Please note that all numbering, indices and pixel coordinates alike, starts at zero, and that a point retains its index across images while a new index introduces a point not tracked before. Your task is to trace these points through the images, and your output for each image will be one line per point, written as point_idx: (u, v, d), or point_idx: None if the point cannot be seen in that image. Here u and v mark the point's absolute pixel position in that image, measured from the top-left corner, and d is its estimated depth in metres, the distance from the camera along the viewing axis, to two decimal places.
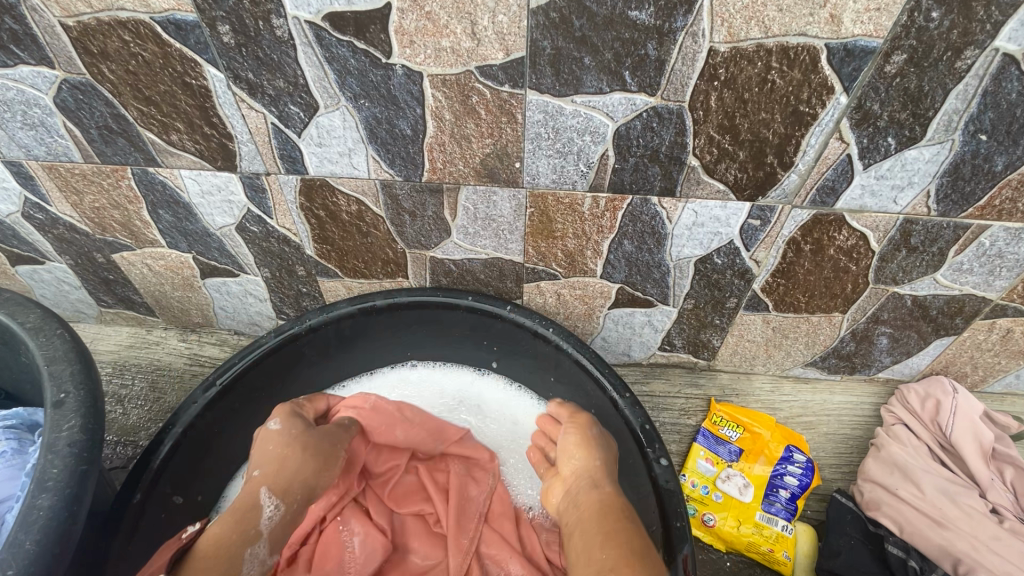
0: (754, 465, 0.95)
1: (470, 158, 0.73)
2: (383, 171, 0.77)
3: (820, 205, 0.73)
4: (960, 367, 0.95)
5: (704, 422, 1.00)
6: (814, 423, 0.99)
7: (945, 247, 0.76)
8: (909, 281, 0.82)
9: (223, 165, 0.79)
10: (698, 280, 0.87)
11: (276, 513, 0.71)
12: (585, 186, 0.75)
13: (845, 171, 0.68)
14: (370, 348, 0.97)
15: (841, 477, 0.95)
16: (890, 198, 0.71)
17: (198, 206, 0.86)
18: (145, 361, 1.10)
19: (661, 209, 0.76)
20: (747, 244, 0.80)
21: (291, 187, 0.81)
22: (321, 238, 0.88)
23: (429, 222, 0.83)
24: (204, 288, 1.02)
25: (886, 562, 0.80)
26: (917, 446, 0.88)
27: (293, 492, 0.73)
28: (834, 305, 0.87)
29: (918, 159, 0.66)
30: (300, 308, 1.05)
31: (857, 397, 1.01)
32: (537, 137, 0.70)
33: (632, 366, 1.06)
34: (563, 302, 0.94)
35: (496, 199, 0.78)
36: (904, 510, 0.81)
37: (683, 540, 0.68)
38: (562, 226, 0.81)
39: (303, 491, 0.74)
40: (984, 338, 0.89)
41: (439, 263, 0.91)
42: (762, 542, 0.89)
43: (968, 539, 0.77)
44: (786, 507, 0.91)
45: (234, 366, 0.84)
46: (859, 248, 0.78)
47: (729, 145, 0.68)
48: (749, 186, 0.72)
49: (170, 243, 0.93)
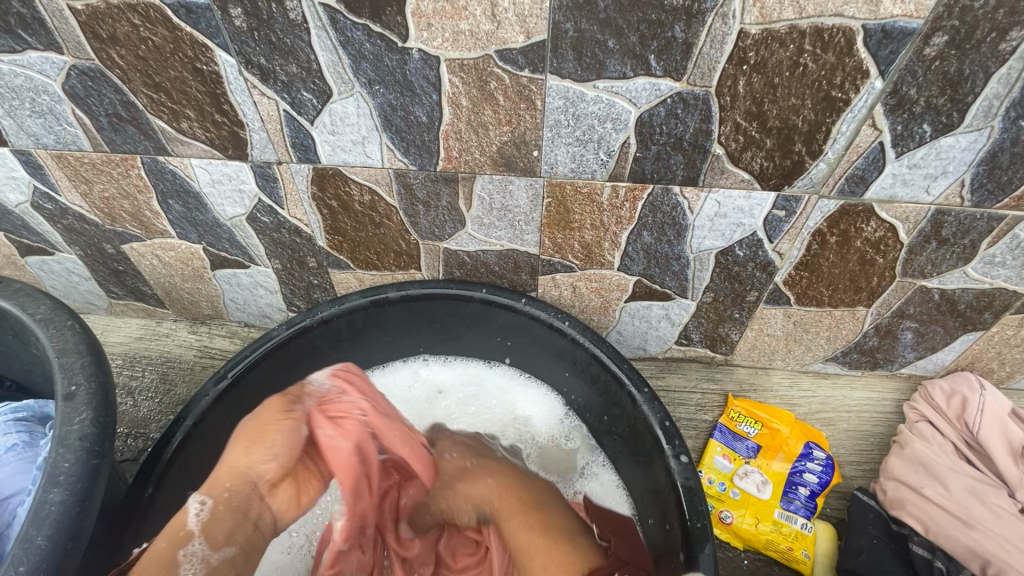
0: (773, 462, 0.93)
1: (487, 147, 0.71)
2: (397, 160, 0.75)
3: (849, 195, 0.70)
4: (986, 363, 0.92)
5: (721, 418, 0.98)
6: (834, 419, 0.97)
7: (977, 239, 0.74)
8: (938, 274, 0.79)
9: (233, 153, 0.77)
10: (719, 273, 0.84)
11: (203, 510, 0.62)
12: (605, 175, 0.73)
13: (877, 159, 0.66)
14: (382, 342, 0.95)
15: (862, 475, 0.93)
16: (922, 188, 0.69)
17: (208, 196, 0.84)
18: (155, 353, 1.09)
19: (683, 199, 0.74)
20: (770, 235, 0.77)
21: (303, 176, 0.79)
22: (333, 229, 0.87)
23: (443, 213, 0.81)
24: (214, 279, 1.01)
25: (910, 561, 0.78)
26: (942, 443, 0.86)
27: (218, 485, 0.65)
28: (859, 299, 0.85)
29: (954, 146, 0.64)
30: (311, 300, 1.03)
31: (878, 393, 0.98)
32: (557, 125, 0.68)
33: (648, 361, 1.04)
34: (579, 295, 0.92)
35: (512, 189, 0.76)
36: (929, 510, 0.79)
37: (703, 539, 0.66)
38: (580, 217, 0.79)
39: (234, 482, 0.65)
40: (1014, 333, 0.86)
41: (452, 255, 0.89)
42: (782, 540, 0.87)
43: (997, 540, 0.75)
44: (805, 505, 0.89)
45: (246, 358, 0.83)
46: (887, 239, 0.76)
47: (756, 133, 0.65)
48: (775, 175, 0.69)
49: (181, 234, 0.92)
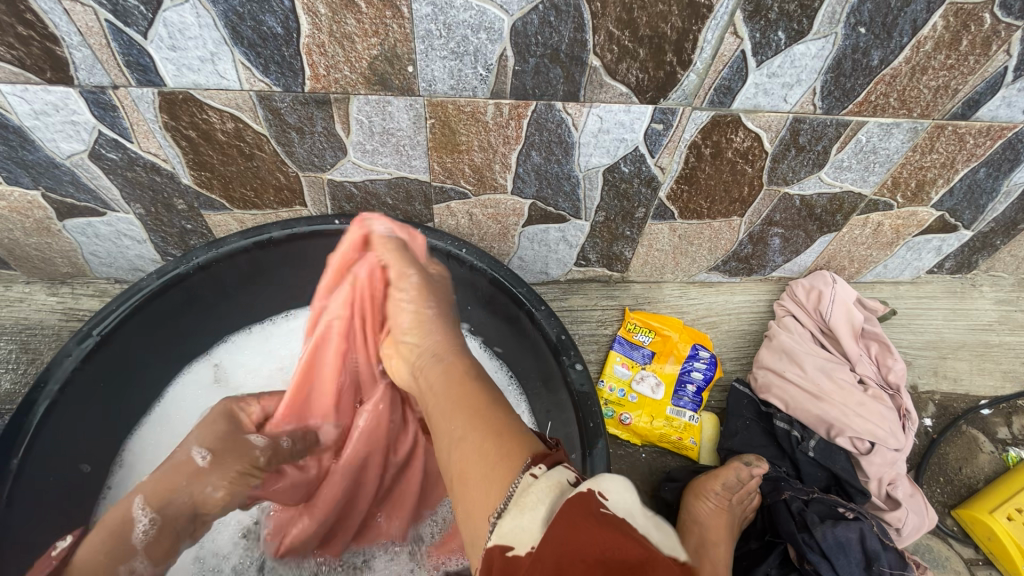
0: (665, 365, 1.02)
1: (356, 62, 0.66)
2: (257, 81, 0.68)
3: (718, 106, 0.73)
4: (840, 261, 1.05)
5: (619, 331, 1.05)
6: (717, 322, 1.07)
7: (829, 145, 0.81)
8: (798, 181, 0.87)
9: (54, 77, 0.66)
10: (608, 191, 0.87)
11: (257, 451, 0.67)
12: (486, 92, 0.70)
13: (740, 69, 0.69)
14: (278, 287, 0.91)
15: (741, 368, 1.04)
16: (780, 97, 0.73)
17: (33, 130, 0.72)
18: (8, 320, 0.96)
19: (566, 115, 0.74)
20: (651, 149, 0.80)
21: (148, 103, 0.69)
22: (197, 164, 0.78)
23: (321, 139, 0.76)
24: (65, 231, 0.89)
25: (773, 434, 0.91)
26: (801, 333, 0.97)
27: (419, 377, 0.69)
28: (733, 209, 0.92)
29: (805, 54, 0.68)
30: (189, 248, 0.95)
31: (754, 295, 1.09)
32: (428, 36, 0.64)
33: (551, 284, 1.08)
34: (477, 223, 0.92)
35: (391, 110, 0.72)
36: (789, 389, 0.91)
37: (596, 436, 0.72)
38: (466, 138, 0.76)
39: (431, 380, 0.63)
40: (860, 232, 0.98)
41: (338, 186, 0.84)
42: (672, 432, 0.97)
43: (840, 408, 0.88)
44: (692, 399, 0.99)
45: (113, 314, 0.75)
46: (754, 149, 0.81)
47: (629, 42, 0.65)
48: (651, 88, 0.71)
49: (9, 178, 0.79)
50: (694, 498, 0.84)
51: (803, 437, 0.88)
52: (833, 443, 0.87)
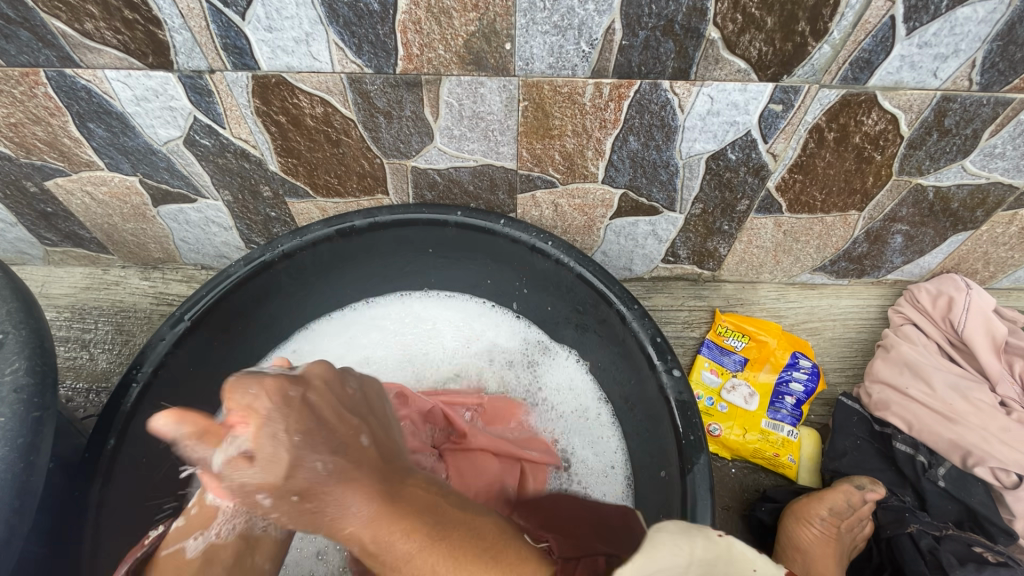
0: (760, 374, 0.93)
1: (452, 40, 0.62)
2: (349, 62, 0.65)
3: (852, 83, 0.64)
4: (971, 264, 0.92)
5: (708, 334, 0.96)
6: (819, 328, 0.97)
7: (980, 128, 0.69)
8: (935, 170, 0.76)
9: (155, 61, 0.66)
10: (709, 180, 0.79)
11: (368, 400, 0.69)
12: (587, 71, 0.65)
13: (886, 38, 0.59)
14: (357, 275, 0.89)
15: (846, 380, 0.93)
16: (929, 71, 0.63)
17: (134, 116, 0.73)
18: (105, 302, 1.01)
19: (673, 96, 0.67)
20: (765, 134, 0.71)
21: (241, 87, 0.68)
22: (285, 150, 0.77)
23: (408, 124, 0.73)
24: (158, 217, 0.91)
25: (892, 458, 0.80)
26: (927, 344, 0.86)
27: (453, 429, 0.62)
28: (851, 202, 0.81)
29: (970, 18, 0.58)
30: (271, 236, 0.96)
31: (863, 300, 0.98)
32: (531, 9, 0.59)
33: (634, 281, 1.01)
34: (561, 214, 0.87)
35: (483, 92, 0.68)
36: (913, 408, 0.80)
37: (697, 451, 0.65)
38: (560, 121, 0.71)
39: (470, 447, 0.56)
40: (1003, 231, 0.85)
41: (422, 174, 0.81)
42: (768, 447, 0.88)
43: (978, 433, 0.77)
44: (791, 413, 0.90)
45: (203, 299, 0.75)
46: (887, 133, 0.70)
47: (756, 10, 0.58)
48: (773, 64, 0.63)
49: (111, 164, 0.81)
50: (796, 522, 0.74)
51: (931, 463, 0.78)
52: (969, 473, 0.76)
